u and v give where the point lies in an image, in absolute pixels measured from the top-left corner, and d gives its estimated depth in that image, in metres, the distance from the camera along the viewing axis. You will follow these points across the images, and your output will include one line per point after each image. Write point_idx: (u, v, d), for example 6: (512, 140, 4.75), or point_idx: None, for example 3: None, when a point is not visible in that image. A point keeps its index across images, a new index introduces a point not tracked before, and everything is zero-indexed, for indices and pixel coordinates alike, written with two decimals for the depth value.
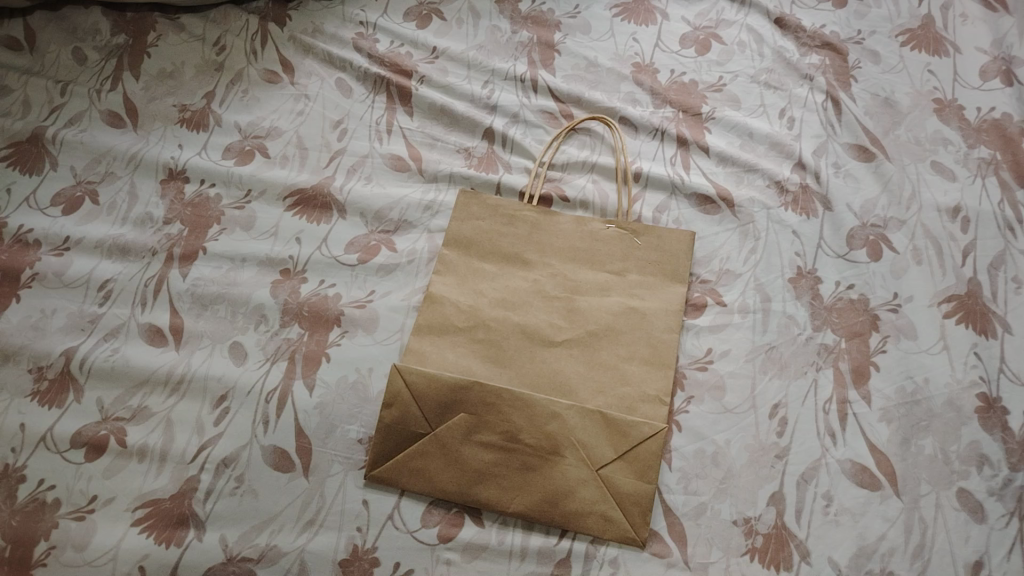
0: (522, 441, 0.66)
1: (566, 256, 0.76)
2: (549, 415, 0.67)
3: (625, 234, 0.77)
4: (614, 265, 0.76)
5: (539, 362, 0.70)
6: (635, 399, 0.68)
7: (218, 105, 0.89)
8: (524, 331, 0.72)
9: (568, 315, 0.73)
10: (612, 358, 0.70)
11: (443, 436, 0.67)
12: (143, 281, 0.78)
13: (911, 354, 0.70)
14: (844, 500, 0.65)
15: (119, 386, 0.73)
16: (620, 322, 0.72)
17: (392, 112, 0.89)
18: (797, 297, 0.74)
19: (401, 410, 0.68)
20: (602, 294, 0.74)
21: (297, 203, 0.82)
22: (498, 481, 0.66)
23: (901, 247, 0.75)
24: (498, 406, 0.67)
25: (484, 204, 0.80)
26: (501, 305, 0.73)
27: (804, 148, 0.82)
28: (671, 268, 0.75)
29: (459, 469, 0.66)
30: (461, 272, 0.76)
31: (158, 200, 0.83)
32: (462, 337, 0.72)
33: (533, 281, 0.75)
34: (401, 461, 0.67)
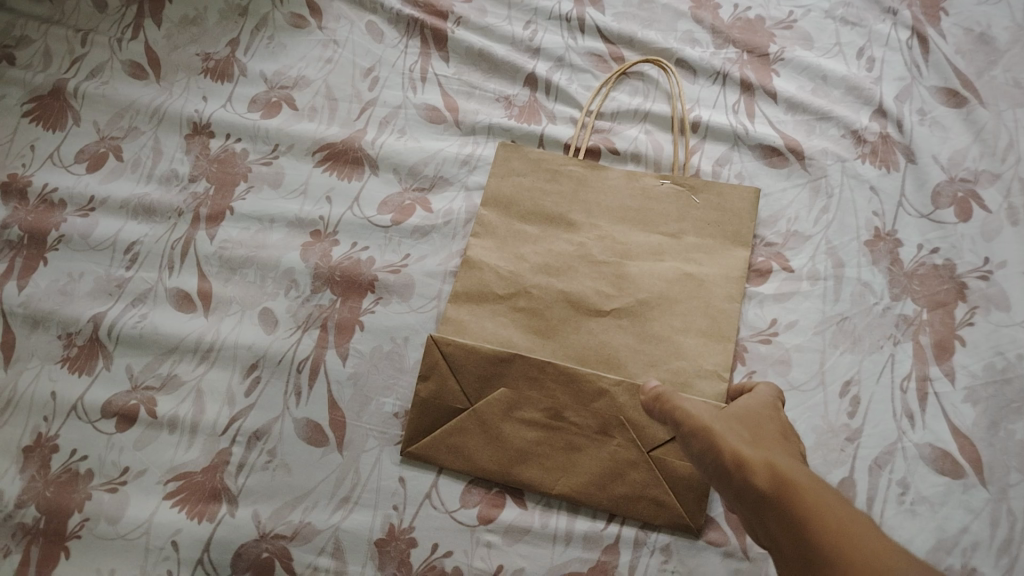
0: (567, 419, 0.62)
1: (615, 216, 0.70)
2: (595, 391, 0.62)
3: (683, 192, 0.70)
4: (668, 225, 0.69)
5: (585, 333, 0.65)
6: (691, 374, 0.63)
7: (242, 53, 0.84)
8: (570, 299, 0.67)
9: (617, 282, 0.67)
10: (666, 329, 0.65)
11: (482, 412, 0.63)
12: (169, 243, 0.75)
13: (1002, 328, 0.62)
14: (922, 488, 0.59)
15: (148, 354, 0.70)
16: (675, 289, 0.66)
17: (426, 57, 0.82)
18: (874, 262, 0.66)
19: (437, 383, 0.64)
20: (655, 260, 0.68)
21: (328, 158, 0.77)
22: (541, 461, 0.62)
23: (994, 205, 0.67)
24: (541, 380, 0.63)
25: (525, 158, 0.73)
26: (543, 270, 0.68)
27: (884, 92, 0.73)
28: (733, 229, 0.68)
29: (500, 448, 0.62)
30: (501, 235, 0.70)
31: (183, 156, 0.79)
32: (503, 306, 0.67)
33: (578, 244, 0.69)
34: (439, 438, 0.63)
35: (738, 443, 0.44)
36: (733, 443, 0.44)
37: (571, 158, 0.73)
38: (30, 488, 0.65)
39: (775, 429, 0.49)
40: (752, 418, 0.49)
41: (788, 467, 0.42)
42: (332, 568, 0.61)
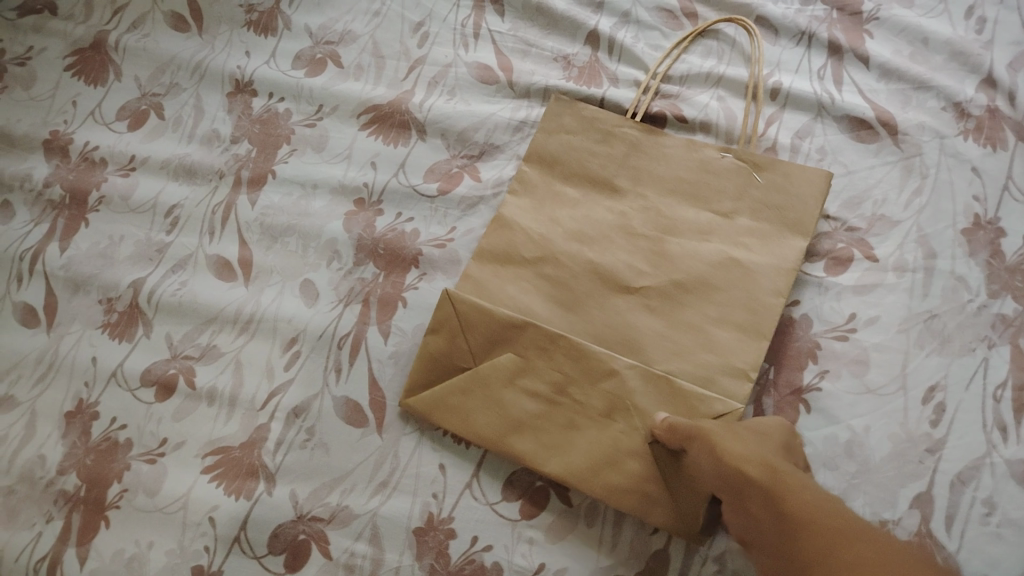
0: (572, 395, 0.58)
1: (665, 188, 0.64)
2: (606, 369, 0.57)
3: (744, 169, 0.63)
4: (720, 203, 0.63)
5: (608, 308, 0.60)
6: (716, 370, 0.57)
7: (287, 5, 0.79)
8: (598, 270, 0.62)
9: (653, 259, 0.61)
10: (695, 316, 0.59)
11: (489, 376, 0.59)
12: (210, 207, 0.72)
13: None
14: (1010, 509, 0.53)
15: (188, 323, 0.68)
16: (716, 275, 0.60)
17: (479, 11, 0.76)
18: (970, 254, 0.59)
19: (448, 339, 0.61)
20: (701, 240, 0.62)
21: (373, 121, 0.73)
22: (538, 435, 0.57)
23: None
24: (550, 351, 0.58)
25: (579, 114, 0.68)
26: (577, 237, 0.63)
27: (995, 59, 0.65)
28: (792, 213, 0.61)
29: (498, 417, 0.58)
30: (540, 196, 0.66)
31: (225, 115, 0.76)
32: (528, 271, 0.63)
33: (620, 214, 0.64)
34: (438, 394, 0.60)
35: (734, 443, 0.49)
36: (730, 443, 0.49)
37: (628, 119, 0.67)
38: (72, 455, 0.64)
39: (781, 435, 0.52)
40: (757, 420, 0.53)
41: (780, 466, 0.47)
42: (368, 556, 0.58)
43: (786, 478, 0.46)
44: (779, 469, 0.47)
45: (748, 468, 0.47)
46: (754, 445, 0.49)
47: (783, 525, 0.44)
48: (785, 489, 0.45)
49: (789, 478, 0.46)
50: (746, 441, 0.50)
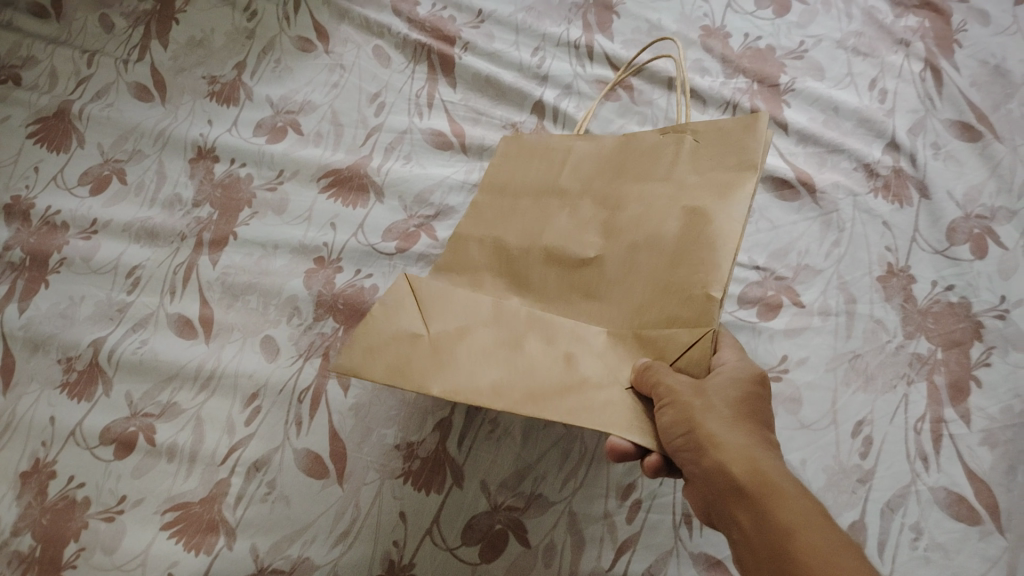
0: (526, 354, 0.46)
1: (606, 171, 0.56)
2: (567, 337, 0.48)
3: (680, 134, 0.53)
4: (665, 164, 0.53)
5: (570, 287, 0.52)
6: (675, 310, 0.46)
7: (248, 76, 0.84)
8: (553, 254, 0.53)
9: (608, 232, 0.53)
10: (659, 263, 0.48)
11: (439, 338, 0.46)
12: (172, 267, 0.74)
13: (1020, 370, 0.60)
14: (937, 534, 0.56)
15: (148, 381, 0.68)
16: (670, 219, 0.50)
17: (432, 83, 0.81)
18: (887, 299, 0.65)
19: (390, 302, 0.47)
20: (654, 198, 0.52)
21: (333, 184, 0.77)
22: (495, 382, 0.44)
23: (1011, 242, 0.65)
24: (507, 323, 0.47)
25: (524, 145, 0.63)
26: (531, 233, 0.56)
27: (898, 125, 0.72)
28: (733, 149, 0.49)
29: (446, 372, 0.44)
30: (492, 214, 0.60)
31: (188, 180, 0.79)
32: (486, 276, 0.56)
33: (570, 210, 0.56)
34: (372, 351, 0.46)
35: (715, 425, 0.42)
36: (710, 424, 0.42)
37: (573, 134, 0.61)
38: (27, 515, 0.63)
39: (761, 405, 0.45)
40: (738, 381, 0.45)
41: (766, 463, 0.40)
42: None
43: (771, 482, 0.39)
44: (769, 478, 0.39)
45: (729, 461, 0.40)
46: (736, 426, 0.42)
47: (760, 536, 0.38)
48: (770, 497, 0.38)
49: (777, 490, 0.39)
50: (726, 419, 0.43)
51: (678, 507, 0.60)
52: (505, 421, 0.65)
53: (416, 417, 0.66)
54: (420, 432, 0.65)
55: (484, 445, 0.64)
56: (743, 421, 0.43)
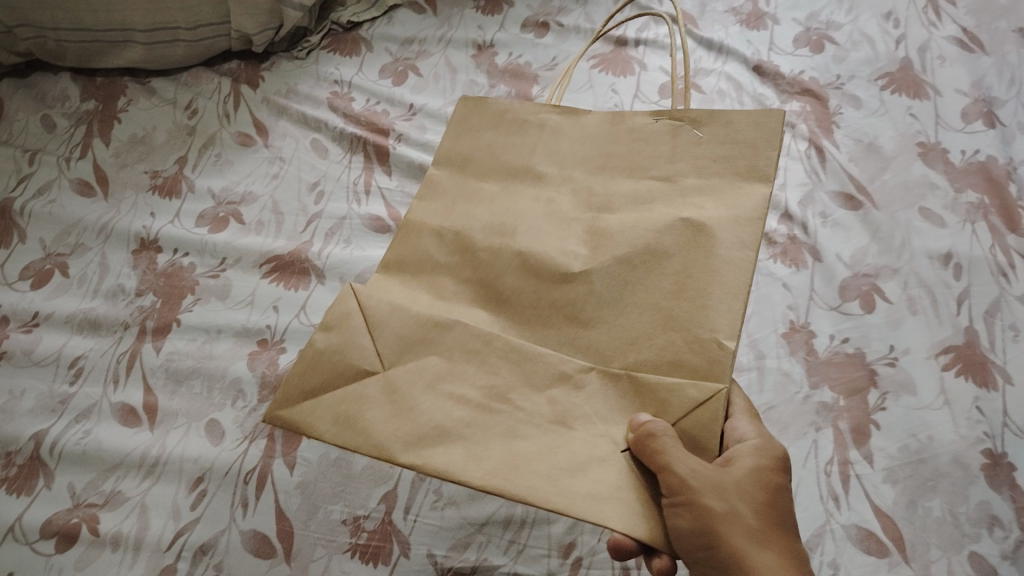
0: (510, 403, 0.48)
1: (590, 164, 0.58)
2: (553, 375, 0.49)
3: (681, 128, 0.54)
4: (663, 166, 0.55)
5: (548, 303, 0.52)
6: (678, 351, 0.47)
7: (190, 170, 0.88)
8: (527, 262, 0.54)
9: (591, 241, 0.53)
10: (652, 292, 0.50)
11: (397, 379, 0.50)
12: (115, 357, 0.75)
13: (913, 411, 0.67)
14: (852, 568, 0.61)
15: (92, 470, 0.69)
16: (667, 239, 0.51)
17: (369, 171, 0.87)
18: (792, 353, 0.72)
19: (343, 337, 0.53)
20: (643, 208, 0.53)
21: (275, 269, 0.80)
22: (467, 446, 0.47)
23: (895, 297, 0.73)
24: (483, 355, 0.50)
25: (489, 113, 0.64)
26: (498, 229, 0.57)
27: (789, 198, 0.81)
28: (747, 162, 0.51)
29: (406, 424, 0.48)
30: (449, 198, 0.61)
31: (131, 271, 0.81)
32: (448, 277, 0.57)
33: (546, 200, 0.57)
34: (325, 405, 0.50)
35: (740, 540, 0.44)
36: (734, 539, 0.44)
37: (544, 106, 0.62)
38: None
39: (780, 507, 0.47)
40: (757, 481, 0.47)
41: None
42: None
43: None
44: None
45: None
46: (761, 540, 0.44)
47: None
48: None
49: None
50: (752, 532, 0.45)
51: (616, 560, 0.63)
52: (449, 490, 0.67)
53: (361, 491, 0.67)
54: (366, 505, 0.67)
55: (430, 515, 0.66)
56: (768, 534, 0.45)
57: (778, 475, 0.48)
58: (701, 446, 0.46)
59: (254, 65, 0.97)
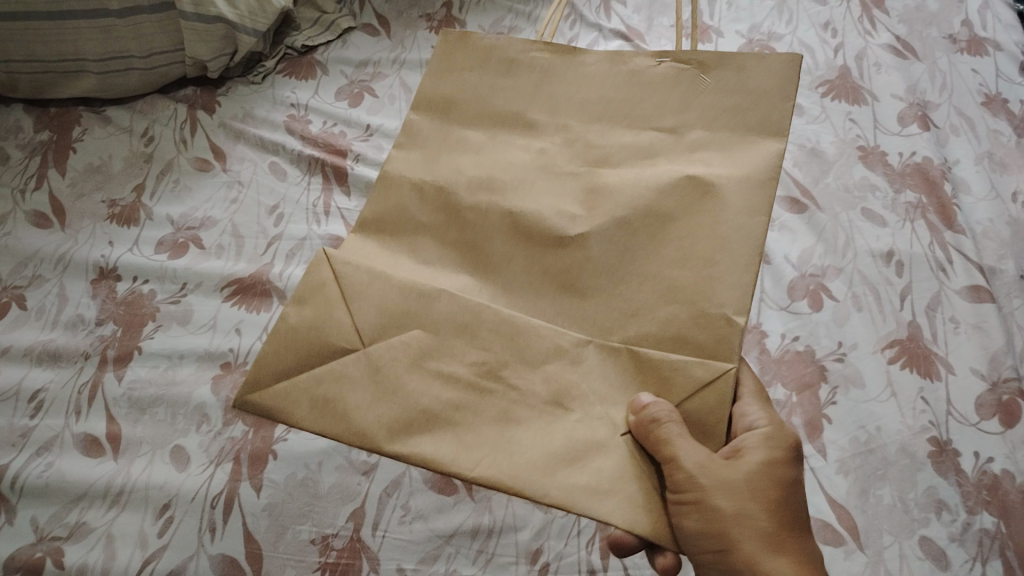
0: (502, 381, 0.52)
1: (589, 111, 0.61)
2: (550, 350, 0.53)
3: (687, 71, 0.58)
4: (665, 119, 0.59)
5: (545, 265, 0.56)
6: (682, 326, 0.52)
7: (148, 198, 0.88)
8: (517, 226, 0.58)
9: (587, 201, 0.57)
10: (653, 264, 0.54)
11: (378, 358, 0.53)
12: (77, 387, 0.75)
13: (861, 404, 0.69)
14: None
15: (56, 503, 0.68)
16: (671, 201, 0.55)
17: (328, 192, 0.88)
18: (745, 353, 0.74)
19: (317, 311, 0.55)
20: (648, 164, 0.57)
21: (236, 292, 0.80)
22: (455, 432, 0.51)
23: (841, 294, 0.75)
24: (474, 327, 0.54)
25: (474, 49, 0.65)
26: (483, 188, 0.60)
27: None
28: (759, 116, 0.55)
29: (393, 413, 0.52)
30: (432, 145, 0.63)
31: (90, 300, 0.81)
32: (430, 238, 0.60)
33: (537, 149, 0.61)
34: (302, 389, 0.53)
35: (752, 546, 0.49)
36: (746, 544, 0.49)
37: (534, 43, 0.64)
38: None
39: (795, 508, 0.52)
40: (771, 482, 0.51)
41: None
42: None
43: None
44: None
45: None
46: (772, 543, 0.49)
47: None
48: None
49: None
50: (765, 536, 0.49)
51: (583, 565, 0.65)
52: (417, 504, 0.68)
53: (329, 510, 0.68)
54: (334, 524, 0.67)
55: (398, 529, 0.67)
56: (780, 537, 0.50)
57: (788, 469, 0.53)
58: (706, 430, 0.52)
59: (209, 90, 0.98)
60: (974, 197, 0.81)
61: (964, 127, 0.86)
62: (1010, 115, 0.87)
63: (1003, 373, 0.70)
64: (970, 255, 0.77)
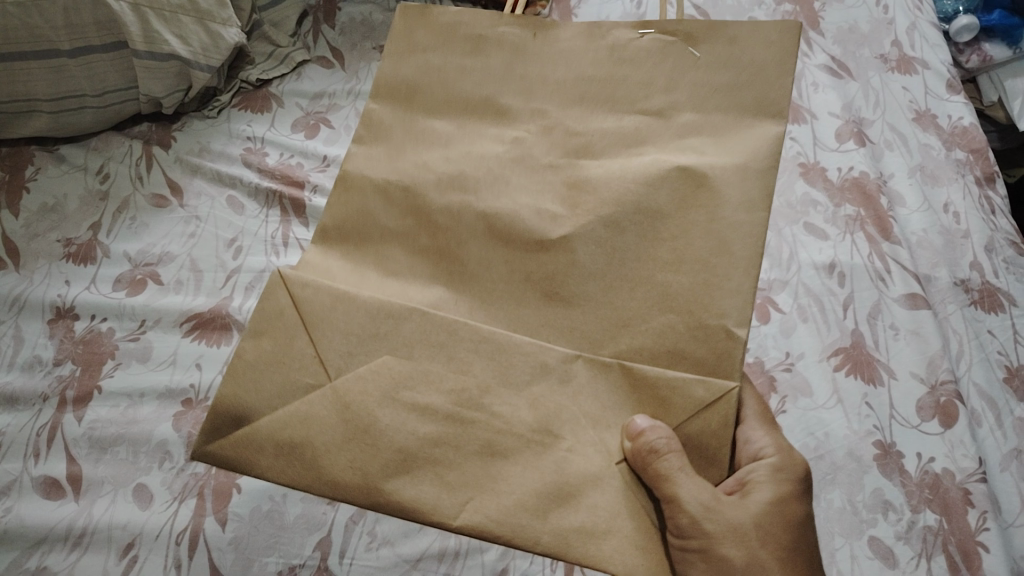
0: (483, 412, 0.54)
1: (565, 96, 0.62)
2: (538, 369, 0.55)
3: (673, 44, 0.59)
4: (650, 100, 0.60)
5: (537, 269, 0.58)
6: (682, 342, 0.54)
7: (104, 235, 0.88)
8: (495, 229, 0.59)
9: (570, 196, 0.58)
10: (649, 268, 0.55)
11: (347, 395, 0.55)
12: (34, 430, 0.74)
13: (809, 412, 0.72)
14: None
15: (17, 549, 0.68)
16: (666, 202, 0.56)
17: (286, 224, 0.89)
18: None
19: (278, 342, 0.57)
20: (636, 155, 0.59)
21: (196, 327, 0.81)
22: (435, 470, 0.54)
23: (787, 307, 0.78)
24: (450, 347, 0.55)
25: (434, 25, 0.65)
26: (455, 186, 0.61)
27: None
28: (754, 96, 0.57)
29: (368, 458, 0.54)
30: (395, 140, 0.64)
31: (47, 340, 0.80)
32: (398, 247, 0.61)
33: (513, 140, 0.61)
34: (265, 438, 0.55)
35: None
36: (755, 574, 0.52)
37: (499, 19, 0.63)
38: None
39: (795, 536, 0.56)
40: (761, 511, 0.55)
41: None
42: None
43: None
44: None
45: None
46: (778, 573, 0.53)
47: None
48: None
49: None
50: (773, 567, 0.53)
51: None
52: (383, 530, 0.69)
53: (295, 540, 0.68)
54: (301, 554, 0.68)
55: (365, 556, 0.67)
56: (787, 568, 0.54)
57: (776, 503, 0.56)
58: (711, 457, 0.54)
59: (165, 126, 0.98)
60: (909, 208, 0.85)
61: (897, 142, 0.90)
62: (938, 129, 0.92)
63: (941, 376, 0.73)
64: (907, 264, 0.80)
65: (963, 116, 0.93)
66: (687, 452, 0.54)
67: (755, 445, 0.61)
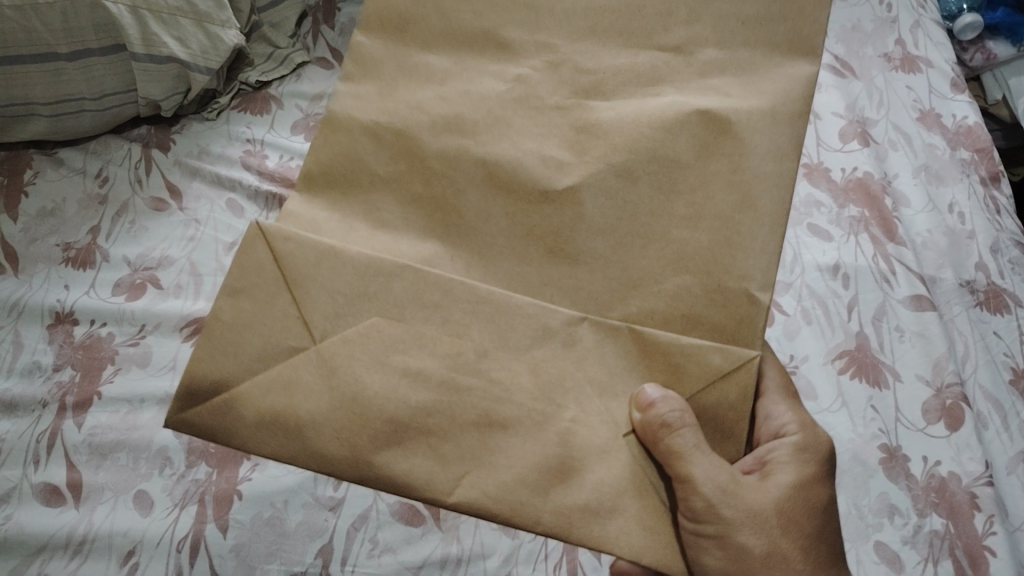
0: (483, 375, 0.50)
1: (575, 28, 0.57)
2: (539, 332, 0.50)
3: None
4: (670, 34, 0.56)
5: (539, 220, 0.53)
6: (694, 304, 0.51)
7: (104, 239, 0.87)
8: (494, 176, 0.53)
9: (578, 140, 0.54)
10: (662, 221, 0.52)
11: (331, 356, 0.50)
12: (34, 437, 0.74)
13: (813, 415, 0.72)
14: None
15: (16, 557, 0.68)
16: (684, 148, 0.53)
17: None
18: None
19: (258, 305, 0.50)
20: (655, 96, 0.55)
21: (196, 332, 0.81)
22: (429, 440, 0.49)
23: (790, 309, 0.78)
24: (446, 308, 0.50)
25: None
26: (452, 127, 0.55)
27: None
28: (789, 28, 0.54)
29: (356, 430, 0.49)
30: (388, 77, 0.57)
31: (46, 346, 0.80)
32: (388, 194, 0.54)
33: (517, 78, 0.56)
34: (244, 403, 0.50)
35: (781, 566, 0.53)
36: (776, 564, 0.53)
37: None
38: None
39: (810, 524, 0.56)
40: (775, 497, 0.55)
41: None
42: None
43: None
44: None
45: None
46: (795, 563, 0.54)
47: None
48: None
49: None
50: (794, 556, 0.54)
51: None
52: (385, 537, 0.69)
53: (296, 547, 0.68)
54: (303, 560, 0.68)
55: (367, 563, 0.68)
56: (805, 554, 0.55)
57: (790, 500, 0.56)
58: (730, 432, 0.52)
59: (164, 129, 0.98)
60: (913, 209, 0.84)
61: (901, 142, 0.90)
62: (942, 128, 0.91)
63: (946, 378, 0.73)
64: (912, 266, 0.80)
65: (966, 115, 0.92)
66: (703, 421, 0.51)
67: (778, 421, 0.63)
